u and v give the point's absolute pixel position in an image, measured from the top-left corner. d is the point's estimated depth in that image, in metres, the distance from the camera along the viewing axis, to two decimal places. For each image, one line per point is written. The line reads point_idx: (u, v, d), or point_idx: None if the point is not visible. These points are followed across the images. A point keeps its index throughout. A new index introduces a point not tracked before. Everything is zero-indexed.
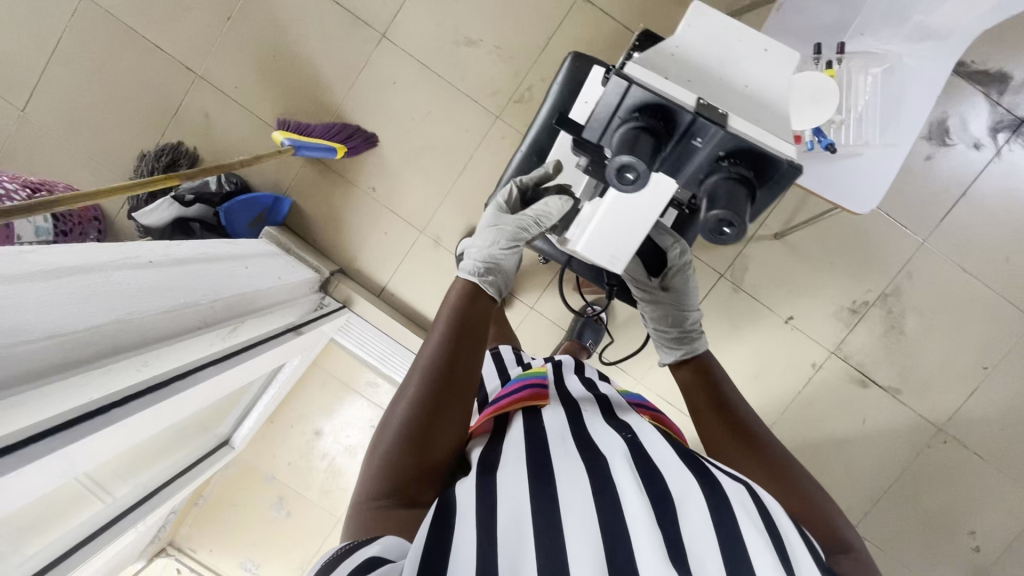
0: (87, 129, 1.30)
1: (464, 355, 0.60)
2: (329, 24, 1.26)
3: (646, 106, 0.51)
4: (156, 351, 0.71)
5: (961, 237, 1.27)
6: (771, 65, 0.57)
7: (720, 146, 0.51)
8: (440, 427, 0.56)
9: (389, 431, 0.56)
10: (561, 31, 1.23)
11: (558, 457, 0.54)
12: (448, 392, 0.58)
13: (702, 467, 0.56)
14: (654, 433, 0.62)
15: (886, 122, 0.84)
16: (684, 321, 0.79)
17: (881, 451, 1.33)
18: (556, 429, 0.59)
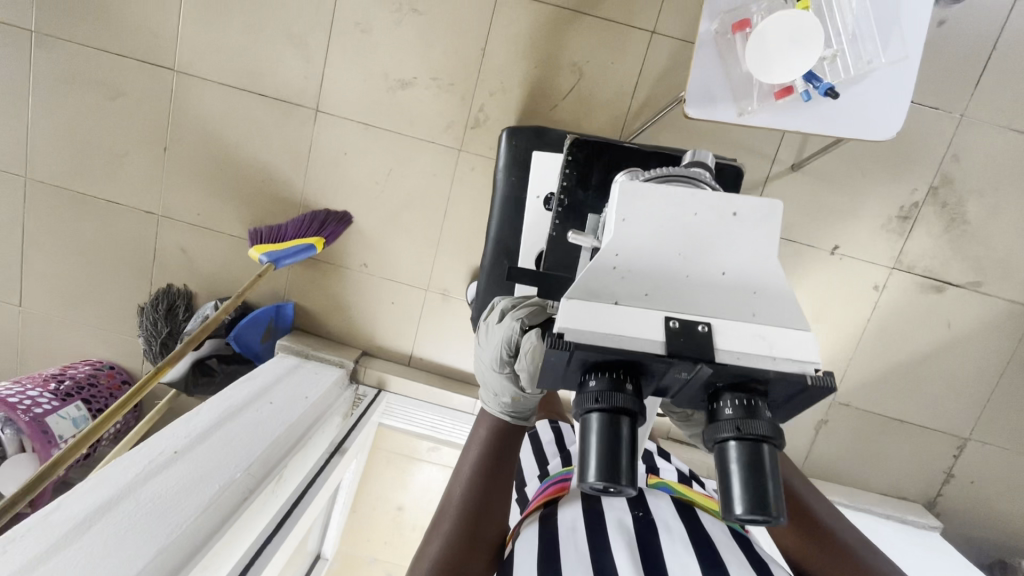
0: (83, 302, 1.31)
1: (501, 465, 0.55)
2: (262, 117, 1.19)
3: (603, 362, 0.38)
4: (223, 541, 0.70)
5: (1004, 95, 1.11)
6: (748, 243, 0.40)
7: (715, 379, 0.38)
8: (481, 556, 0.51)
9: (425, 563, 0.49)
10: (493, 37, 1.12)
11: (566, 555, 0.48)
12: (488, 519, 0.52)
13: (711, 548, 0.50)
14: (670, 509, 0.54)
15: (886, 33, 0.72)
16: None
17: (974, 351, 1.22)
18: (567, 518, 0.52)
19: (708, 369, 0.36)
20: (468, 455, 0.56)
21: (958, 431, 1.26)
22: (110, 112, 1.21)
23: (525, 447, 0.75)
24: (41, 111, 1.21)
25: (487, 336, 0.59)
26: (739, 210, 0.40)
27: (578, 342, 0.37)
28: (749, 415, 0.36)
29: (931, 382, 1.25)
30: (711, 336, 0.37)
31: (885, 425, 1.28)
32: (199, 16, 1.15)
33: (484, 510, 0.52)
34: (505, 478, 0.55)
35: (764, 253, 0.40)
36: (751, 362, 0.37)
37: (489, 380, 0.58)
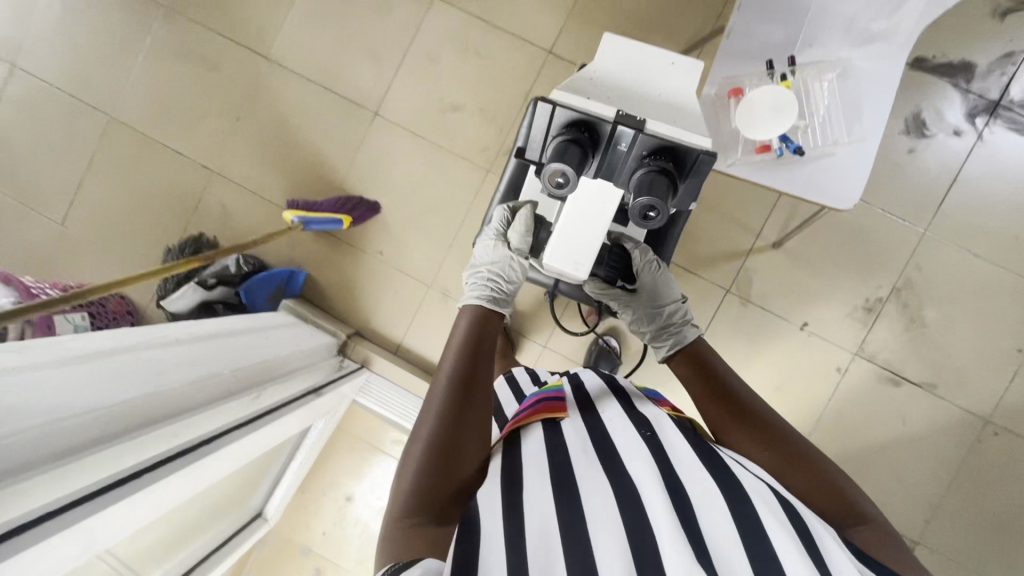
0: (117, 231, 1.42)
1: (478, 371, 0.64)
2: (328, 110, 1.38)
3: (573, 123, 0.59)
4: (200, 415, 0.76)
5: (963, 221, 1.27)
6: (677, 81, 0.65)
7: (643, 147, 0.59)
8: (468, 437, 0.58)
9: (421, 444, 0.56)
10: (537, 87, 1.33)
11: (581, 467, 0.55)
12: (471, 405, 0.61)
13: (720, 465, 0.54)
14: (674, 428, 0.60)
15: (850, 121, 0.88)
16: (659, 320, 0.81)
17: (926, 451, 1.28)
18: (576, 440, 0.60)
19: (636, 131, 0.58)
20: (448, 362, 0.65)
21: (907, 532, 1.28)
22: (203, 80, 1.41)
23: (500, 386, 0.82)
24: (147, 66, 1.42)
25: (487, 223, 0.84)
26: (675, 62, 0.67)
27: (562, 107, 0.58)
28: (659, 164, 0.58)
29: (882, 475, 1.29)
30: (644, 120, 0.59)
31: None
32: (301, 22, 1.38)
33: (467, 397, 0.61)
34: (483, 378, 0.64)
35: (687, 91, 0.65)
36: (670, 137, 0.58)
37: (481, 251, 0.84)
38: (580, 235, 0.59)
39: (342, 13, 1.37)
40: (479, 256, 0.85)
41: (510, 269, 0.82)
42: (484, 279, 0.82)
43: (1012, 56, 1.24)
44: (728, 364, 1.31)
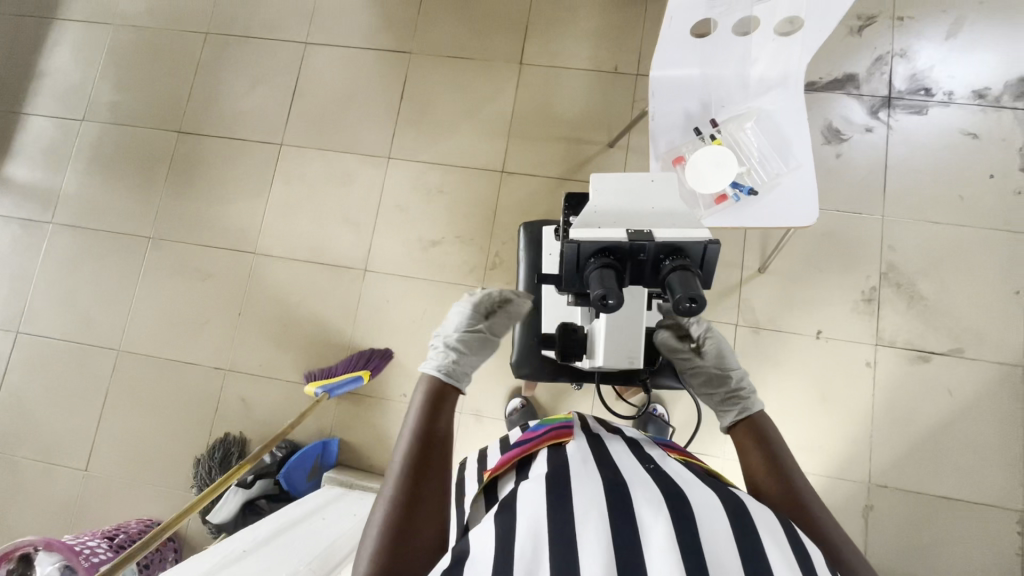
0: (144, 458, 1.42)
1: (434, 439, 0.63)
2: (320, 279, 1.48)
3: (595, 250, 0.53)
4: None
5: (912, 197, 1.38)
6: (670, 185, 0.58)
7: (660, 251, 0.52)
8: (425, 512, 0.58)
9: (376, 526, 0.56)
10: (501, 202, 1.47)
11: (576, 475, 0.55)
12: (432, 466, 0.61)
13: (733, 496, 0.55)
14: (681, 468, 0.62)
15: (783, 153, 1.01)
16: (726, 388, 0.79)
17: (986, 416, 1.28)
18: (578, 454, 0.60)
19: (651, 243, 0.51)
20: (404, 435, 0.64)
21: (1010, 503, 1.24)
22: (198, 290, 1.50)
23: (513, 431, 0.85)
24: (146, 295, 1.51)
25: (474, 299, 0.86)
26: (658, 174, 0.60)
27: (579, 239, 0.52)
28: (682, 263, 0.51)
29: (957, 453, 1.27)
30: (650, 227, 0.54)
31: (933, 506, 1.25)
32: (278, 213, 1.52)
33: (425, 460, 0.61)
34: (439, 445, 0.63)
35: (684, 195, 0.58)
36: (681, 236, 0.52)
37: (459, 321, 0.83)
38: (628, 327, 0.67)
39: (313, 195, 1.52)
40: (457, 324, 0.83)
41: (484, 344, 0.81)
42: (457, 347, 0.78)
43: (882, 59, 1.45)
44: (766, 392, 1.32)
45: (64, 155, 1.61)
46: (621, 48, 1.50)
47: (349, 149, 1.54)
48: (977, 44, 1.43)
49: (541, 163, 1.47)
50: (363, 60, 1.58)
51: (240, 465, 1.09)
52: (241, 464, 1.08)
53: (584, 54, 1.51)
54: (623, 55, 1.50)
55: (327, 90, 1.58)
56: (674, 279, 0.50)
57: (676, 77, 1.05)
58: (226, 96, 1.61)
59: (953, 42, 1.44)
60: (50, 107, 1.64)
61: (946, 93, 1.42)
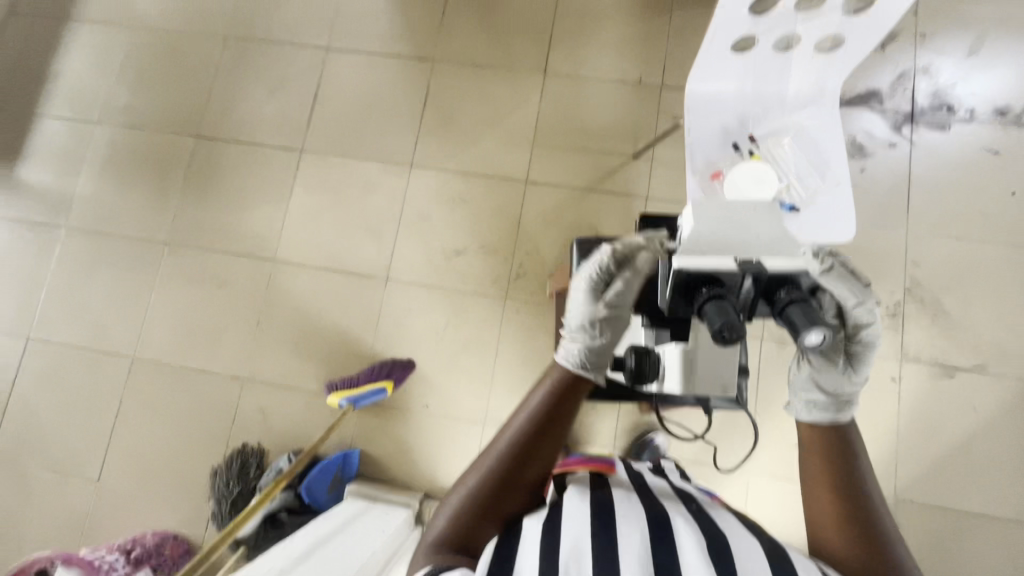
0: (158, 469, 1.39)
1: (545, 440, 0.65)
2: (341, 288, 1.46)
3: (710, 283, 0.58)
4: None
5: (935, 213, 1.39)
6: (768, 215, 0.61)
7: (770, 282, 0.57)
8: (512, 493, 0.64)
9: (470, 483, 0.65)
10: (525, 212, 1.46)
11: (621, 507, 0.61)
12: (523, 471, 0.64)
13: (776, 545, 0.58)
14: (722, 511, 0.66)
15: (820, 171, 1.02)
16: (833, 391, 0.70)
17: (1010, 432, 1.28)
18: (622, 490, 0.66)
19: (763, 273, 0.55)
20: (520, 417, 0.67)
21: None
22: (215, 297, 1.48)
23: None
24: (162, 302, 1.49)
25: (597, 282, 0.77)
26: None
27: (684, 268, 0.57)
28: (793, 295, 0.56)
29: (981, 470, 1.27)
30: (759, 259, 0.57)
31: (957, 522, 1.25)
32: (298, 220, 1.51)
33: (520, 463, 0.64)
34: (546, 444, 0.65)
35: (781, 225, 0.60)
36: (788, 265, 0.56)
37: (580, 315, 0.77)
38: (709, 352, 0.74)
39: (333, 203, 1.51)
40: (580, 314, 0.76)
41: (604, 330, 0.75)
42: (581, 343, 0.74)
43: (905, 75, 1.46)
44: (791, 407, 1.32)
45: (78, 158, 1.59)
46: (646, 60, 1.50)
47: (371, 156, 1.53)
48: (998, 62, 1.45)
49: (566, 174, 1.47)
50: (386, 68, 1.57)
51: (278, 481, 1.14)
52: (277, 482, 1.14)
53: (608, 65, 1.51)
54: (648, 67, 1.50)
55: (348, 97, 1.57)
56: (794, 311, 0.54)
57: (713, 93, 1.06)
58: (244, 101, 1.59)
59: (974, 59, 1.45)
60: (64, 109, 1.62)
61: (968, 110, 1.43)
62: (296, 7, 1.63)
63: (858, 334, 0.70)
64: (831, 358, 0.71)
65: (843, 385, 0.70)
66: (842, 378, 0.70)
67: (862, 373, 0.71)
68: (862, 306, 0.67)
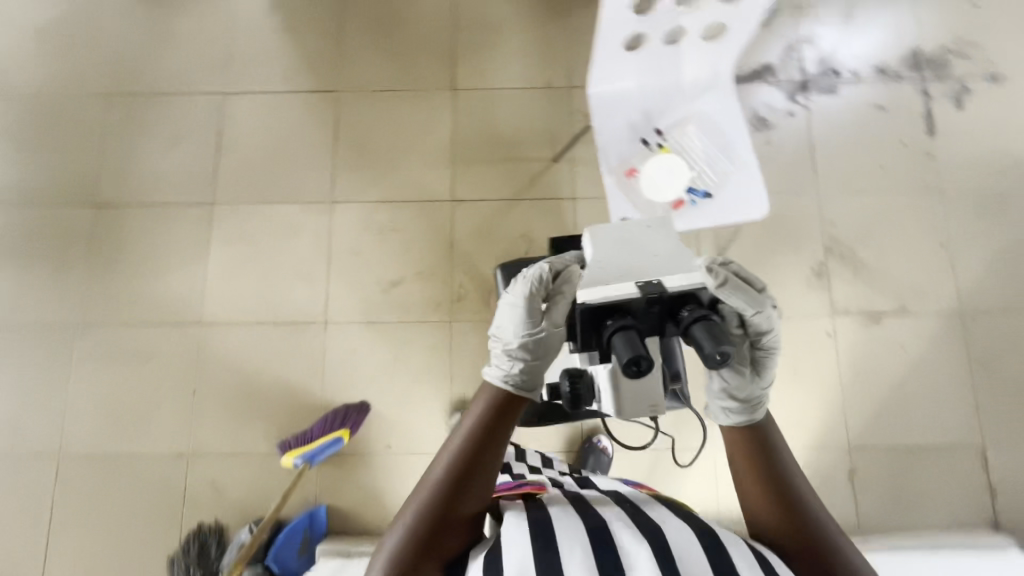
0: (108, 570, 1.28)
1: (477, 471, 0.66)
2: (278, 339, 1.39)
3: (616, 312, 0.62)
4: None
5: (840, 172, 1.48)
6: (661, 234, 0.66)
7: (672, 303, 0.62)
8: (451, 526, 0.65)
9: (406, 521, 0.65)
10: (457, 231, 1.44)
11: (559, 522, 0.61)
12: (460, 501, 0.65)
13: (706, 528, 0.62)
14: (654, 505, 0.68)
15: (727, 153, 1.06)
16: (746, 397, 0.71)
17: (937, 364, 1.38)
18: (557, 505, 0.66)
19: (663, 294, 0.60)
20: (450, 450, 0.68)
21: (971, 441, 1.34)
22: (141, 374, 1.38)
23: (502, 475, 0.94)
24: (82, 389, 1.37)
25: (529, 292, 0.75)
26: (650, 221, 0.67)
27: (587, 302, 0.62)
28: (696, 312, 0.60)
29: (919, 404, 1.36)
30: (660, 280, 0.62)
31: (906, 457, 1.34)
32: (221, 277, 1.42)
33: (456, 495, 0.65)
34: (479, 475, 0.66)
35: (672, 242, 0.65)
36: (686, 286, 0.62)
37: (513, 325, 0.75)
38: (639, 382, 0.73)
39: (256, 253, 1.44)
40: (511, 324, 0.76)
41: (539, 340, 0.73)
42: (513, 358, 0.73)
43: (792, 47, 1.54)
44: None
45: None
46: (551, 64, 1.51)
47: (288, 198, 1.46)
48: (871, 24, 1.55)
49: (491, 187, 1.46)
50: (289, 105, 1.51)
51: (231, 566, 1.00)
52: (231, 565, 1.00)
53: (516, 74, 1.51)
54: (554, 70, 1.51)
55: (254, 140, 1.50)
56: (699, 330, 0.58)
57: (615, 93, 1.07)
58: (141, 161, 1.49)
59: (850, 24, 1.55)
60: None
61: (852, 72, 1.53)
62: (182, 54, 1.54)
63: (764, 337, 0.71)
64: (741, 369, 0.71)
65: (753, 390, 0.71)
66: (754, 381, 0.71)
67: (768, 373, 0.72)
68: (760, 312, 0.68)
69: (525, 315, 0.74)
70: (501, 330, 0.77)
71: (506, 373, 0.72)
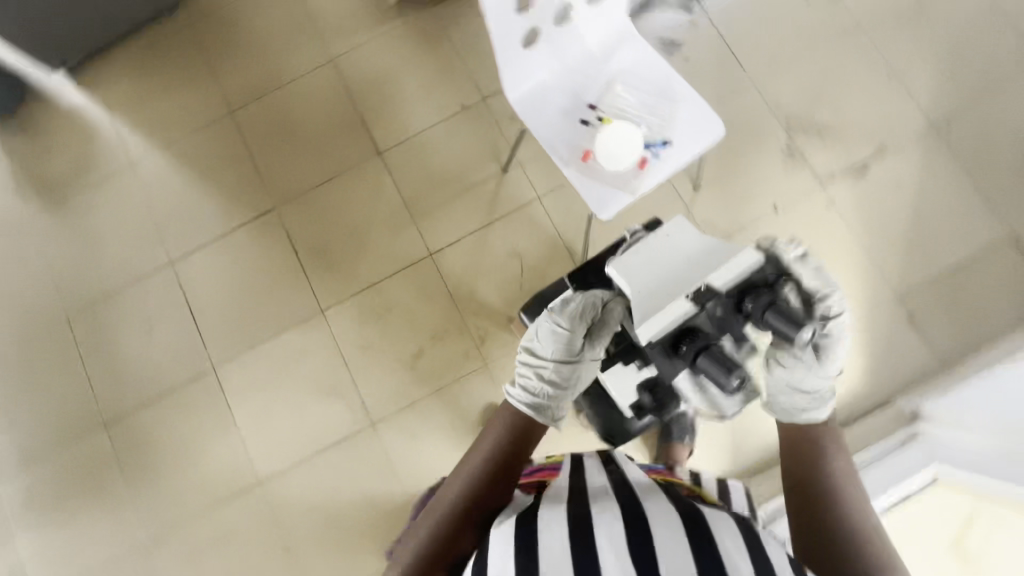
0: None
1: (500, 483, 0.71)
2: (337, 460, 1.38)
3: (686, 335, 0.70)
4: None
5: (764, 53, 1.48)
6: (686, 239, 0.75)
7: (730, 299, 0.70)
8: (472, 531, 0.67)
9: (429, 525, 0.67)
10: (448, 280, 1.43)
11: (654, 509, 0.61)
12: (483, 508, 0.68)
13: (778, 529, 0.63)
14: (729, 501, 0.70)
15: (664, 95, 1.06)
16: (809, 388, 0.77)
17: (936, 183, 1.39)
18: (648, 492, 0.66)
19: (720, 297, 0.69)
20: (473, 462, 0.72)
21: (1000, 237, 1.36)
22: (228, 555, 1.36)
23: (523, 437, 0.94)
24: None
25: (573, 328, 0.82)
26: (670, 231, 0.76)
27: (653, 339, 0.70)
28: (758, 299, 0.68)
29: (939, 226, 1.37)
30: (709, 283, 0.69)
31: (950, 281, 1.35)
32: (255, 430, 1.40)
33: (480, 500, 0.68)
34: (500, 488, 0.70)
35: (696, 240, 0.75)
36: (736, 278, 0.69)
37: (552, 355, 0.83)
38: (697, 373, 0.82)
39: (277, 392, 1.42)
40: (545, 353, 0.83)
41: (572, 375, 0.83)
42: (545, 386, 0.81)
43: None
44: None
45: None
46: (456, 86, 1.50)
47: (280, 328, 1.44)
48: None
49: (458, 224, 1.45)
50: (239, 242, 1.49)
51: None
52: None
53: (428, 111, 1.50)
54: (462, 90, 1.50)
55: (223, 290, 1.47)
56: (771, 316, 0.66)
57: (534, 90, 1.06)
58: (128, 361, 1.46)
59: None
60: None
61: None
62: (116, 243, 1.51)
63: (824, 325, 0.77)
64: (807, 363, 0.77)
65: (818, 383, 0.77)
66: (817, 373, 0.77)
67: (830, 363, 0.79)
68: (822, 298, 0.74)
69: (565, 348, 0.82)
70: (535, 354, 0.85)
71: (536, 400, 0.80)
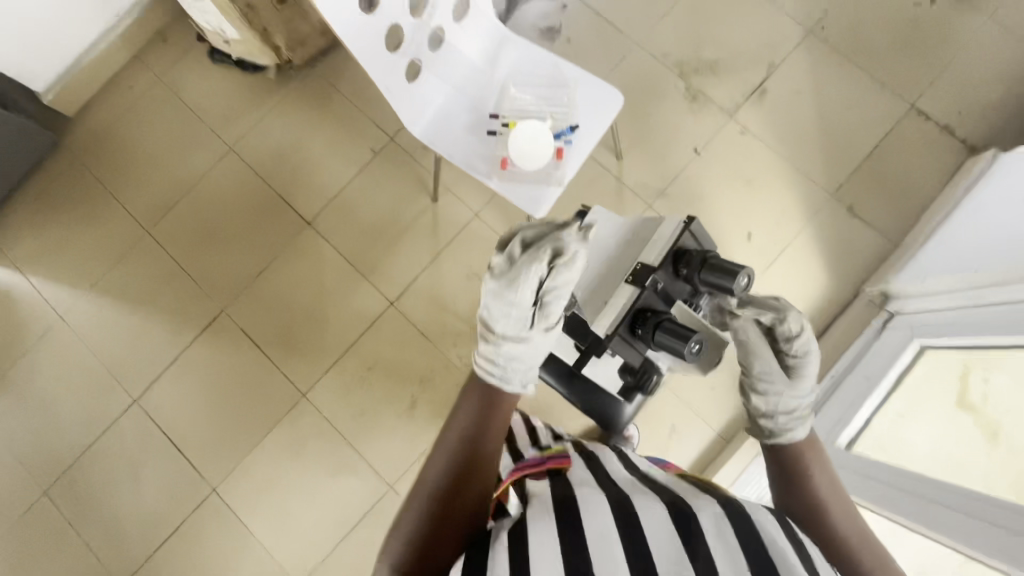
0: None
1: (483, 453, 0.67)
2: (369, 534, 1.34)
3: (638, 317, 0.81)
4: None
5: (637, 12, 1.52)
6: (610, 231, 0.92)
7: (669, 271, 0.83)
8: (462, 505, 0.64)
9: (415, 504, 0.64)
10: (418, 321, 1.42)
11: (693, 496, 0.62)
12: (469, 482, 0.65)
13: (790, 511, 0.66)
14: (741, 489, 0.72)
15: (558, 83, 1.08)
16: (786, 409, 0.76)
17: (829, 80, 1.46)
18: (680, 485, 0.67)
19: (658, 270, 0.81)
20: (451, 434, 0.69)
21: (901, 110, 1.43)
22: None
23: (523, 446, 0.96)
24: None
25: (527, 283, 0.79)
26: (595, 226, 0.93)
27: (612, 327, 0.81)
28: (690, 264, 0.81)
29: (846, 118, 1.44)
30: (645, 262, 0.83)
31: (873, 164, 1.42)
32: (278, 535, 1.35)
33: (465, 473, 0.65)
34: (484, 460, 0.67)
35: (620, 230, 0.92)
36: (665, 248, 0.83)
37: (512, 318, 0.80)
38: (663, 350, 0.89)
39: (286, 489, 1.37)
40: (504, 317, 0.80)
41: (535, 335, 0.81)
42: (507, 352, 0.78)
43: None
44: (717, 220, 1.41)
45: None
46: (361, 134, 1.50)
47: (268, 426, 1.40)
48: None
49: (410, 265, 1.44)
50: (199, 355, 1.44)
51: None
52: None
53: (342, 166, 1.49)
54: (368, 136, 1.49)
55: (198, 409, 1.42)
56: (706, 273, 0.78)
57: (435, 117, 1.06)
58: (125, 514, 1.39)
59: None
60: None
61: None
62: (73, 400, 1.44)
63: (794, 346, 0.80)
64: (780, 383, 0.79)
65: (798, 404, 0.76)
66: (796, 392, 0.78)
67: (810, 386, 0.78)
68: (781, 316, 0.80)
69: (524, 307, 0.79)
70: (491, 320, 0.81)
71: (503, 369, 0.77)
